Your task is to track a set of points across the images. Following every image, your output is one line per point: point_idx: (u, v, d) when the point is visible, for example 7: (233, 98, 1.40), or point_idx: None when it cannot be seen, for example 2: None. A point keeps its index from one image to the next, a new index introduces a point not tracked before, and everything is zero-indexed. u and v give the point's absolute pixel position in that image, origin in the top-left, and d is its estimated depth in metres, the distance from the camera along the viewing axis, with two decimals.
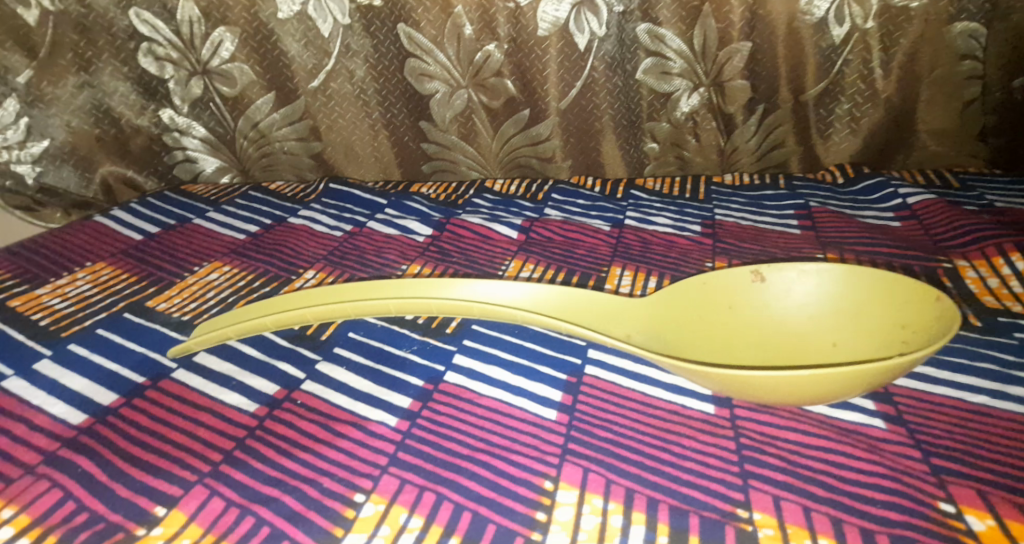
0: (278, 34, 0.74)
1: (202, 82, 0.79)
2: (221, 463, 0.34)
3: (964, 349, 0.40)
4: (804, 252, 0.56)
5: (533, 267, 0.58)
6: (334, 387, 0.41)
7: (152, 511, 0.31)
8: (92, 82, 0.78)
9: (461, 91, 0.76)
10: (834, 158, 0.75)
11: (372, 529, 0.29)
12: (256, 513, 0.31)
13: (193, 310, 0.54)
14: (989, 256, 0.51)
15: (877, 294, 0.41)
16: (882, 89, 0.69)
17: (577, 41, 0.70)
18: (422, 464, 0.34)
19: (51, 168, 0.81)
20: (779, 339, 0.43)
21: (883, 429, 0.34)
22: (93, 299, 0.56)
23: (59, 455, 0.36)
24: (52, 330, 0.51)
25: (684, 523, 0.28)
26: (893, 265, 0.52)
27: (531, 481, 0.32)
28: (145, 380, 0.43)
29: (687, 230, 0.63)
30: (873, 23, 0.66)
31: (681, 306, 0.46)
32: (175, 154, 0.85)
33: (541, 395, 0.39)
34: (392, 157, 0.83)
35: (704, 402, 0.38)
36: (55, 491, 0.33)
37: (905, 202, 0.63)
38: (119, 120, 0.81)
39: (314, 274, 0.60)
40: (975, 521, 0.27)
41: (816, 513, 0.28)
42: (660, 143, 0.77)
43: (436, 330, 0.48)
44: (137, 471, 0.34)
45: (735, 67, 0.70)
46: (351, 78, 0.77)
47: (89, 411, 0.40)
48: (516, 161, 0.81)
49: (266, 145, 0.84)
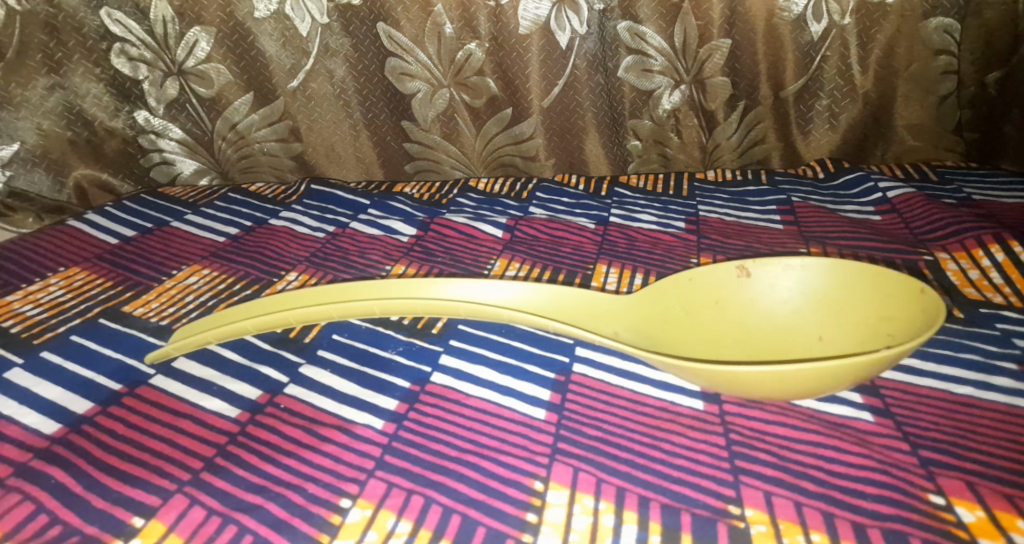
0: (255, 34, 0.73)
1: (178, 83, 0.77)
2: (202, 471, 0.34)
3: (946, 341, 0.41)
4: (787, 246, 0.57)
5: (518, 266, 0.57)
6: (319, 391, 0.40)
7: (130, 523, 0.30)
8: (62, 83, 0.75)
9: (443, 90, 0.75)
10: (814, 154, 0.76)
11: (359, 535, 0.29)
12: (239, 522, 0.30)
13: (171, 315, 0.52)
14: (969, 248, 0.52)
15: (860, 286, 0.42)
16: (860, 84, 0.70)
17: (559, 39, 0.70)
18: (409, 467, 0.33)
19: (21, 172, 0.77)
20: (766, 334, 0.43)
21: (870, 421, 0.34)
22: (66, 305, 0.54)
23: (31, 466, 0.35)
24: (24, 338, 0.49)
25: (675, 521, 0.28)
26: (876, 258, 0.53)
27: (522, 482, 0.31)
28: (122, 387, 0.42)
29: (671, 226, 0.63)
30: (850, 19, 0.67)
31: (668, 303, 0.46)
32: (152, 157, 0.83)
33: (530, 395, 0.39)
34: (374, 157, 0.82)
35: (693, 398, 0.38)
36: (27, 505, 0.32)
37: (884, 196, 0.64)
38: (91, 122, 0.78)
39: (297, 276, 0.59)
40: (965, 512, 0.27)
41: (808, 508, 0.28)
42: (642, 141, 0.77)
43: (421, 330, 0.47)
44: (114, 482, 0.33)
45: (715, 64, 0.71)
46: (331, 78, 0.76)
47: (64, 421, 0.39)
48: (499, 160, 0.81)
49: (245, 146, 0.82)
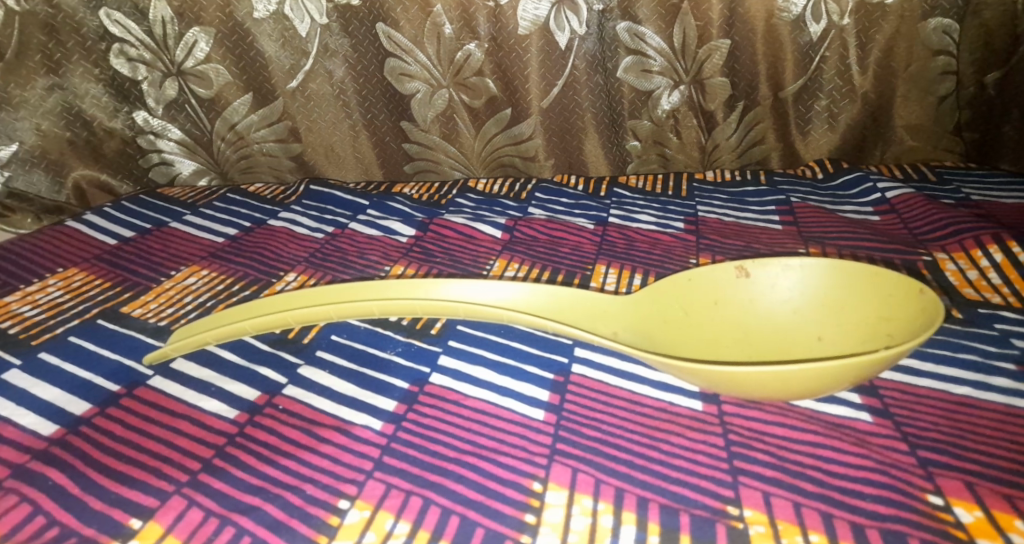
0: (254, 34, 0.73)
1: (178, 83, 0.77)
2: (201, 472, 0.33)
3: (945, 341, 0.41)
4: (786, 247, 0.57)
5: (517, 266, 0.57)
6: (318, 392, 0.40)
7: (128, 524, 0.30)
8: (61, 84, 0.75)
9: (442, 90, 0.75)
10: (813, 154, 0.76)
11: (357, 536, 0.29)
12: (237, 523, 0.30)
13: (170, 316, 0.52)
14: (968, 248, 0.52)
15: (858, 287, 0.42)
16: (859, 85, 0.70)
17: (558, 39, 0.70)
18: (408, 468, 0.33)
19: (20, 172, 0.77)
20: (764, 334, 0.43)
21: (869, 422, 0.34)
22: (65, 306, 0.54)
23: (28, 467, 0.35)
24: (22, 339, 0.49)
25: (674, 522, 0.28)
26: (875, 259, 0.53)
27: (520, 482, 0.31)
28: (120, 388, 0.42)
29: (670, 226, 0.63)
30: (849, 20, 0.67)
31: (666, 304, 0.46)
32: (151, 158, 0.83)
33: (529, 395, 0.39)
34: (373, 158, 0.82)
35: (692, 399, 0.38)
36: (25, 506, 0.32)
37: (883, 197, 0.64)
38: (90, 123, 0.78)
39: (296, 276, 0.59)
40: (964, 513, 0.27)
41: (806, 509, 0.28)
42: (642, 141, 0.77)
43: (420, 331, 0.47)
44: (112, 483, 0.33)
45: (715, 64, 0.71)
46: (330, 79, 0.76)
47: (62, 422, 0.39)
48: (499, 161, 0.81)
49: (245, 146, 0.82)
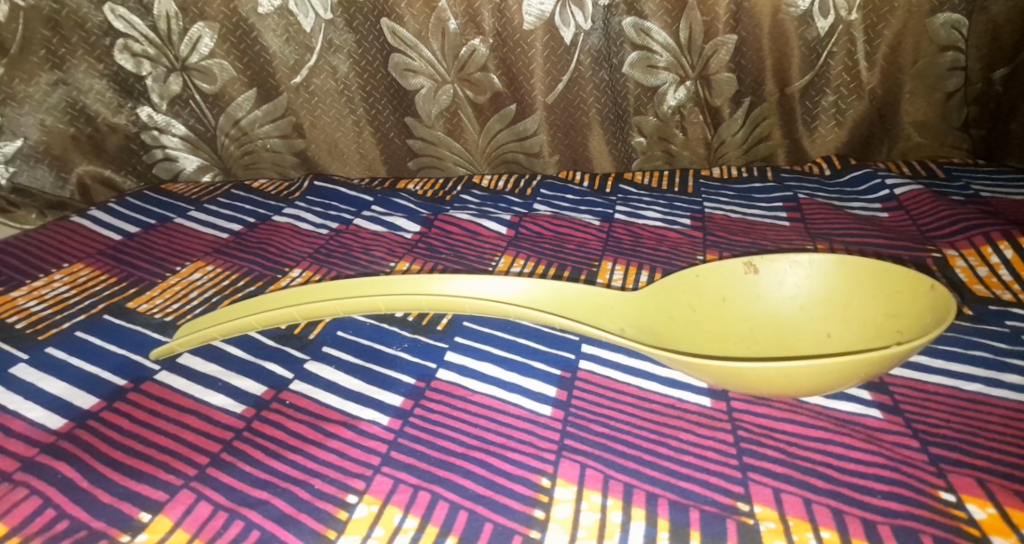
0: (258, 29, 0.73)
1: (181, 79, 0.77)
2: (208, 466, 0.33)
3: (955, 338, 0.41)
4: (793, 244, 0.56)
5: (523, 262, 0.57)
6: (324, 387, 0.40)
7: (138, 517, 0.30)
8: (66, 79, 0.75)
9: (447, 86, 0.75)
10: (820, 151, 0.76)
11: (366, 530, 0.28)
12: (246, 516, 0.30)
13: (175, 311, 0.52)
14: (977, 245, 0.51)
15: (866, 284, 0.42)
16: (866, 81, 0.70)
17: (563, 34, 0.70)
18: (416, 464, 0.33)
19: (25, 168, 0.78)
20: (771, 331, 0.43)
21: (880, 419, 0.34)
22: (71, 300, 0.54)
23: (37, 461, 0.35)
24: (28, 333, 0.49)
25: (684, 518, 0.28)
26: (883, 256, 0.53)
27: (528, 478, 0.31)
28: (127, 383, 0.42)
29: (676, 223, 0.63)
30: (857, 15, 0.66)
31: (674, 300, 0.46)
32: (154, 154, 0.83)
33: (536, 392, 0.39)
34: (377, 154, 0.82)
35: (700, 395, 0.38)
36: (35, 499, 0.32)
37: (891, 193, 0.64)
38: (94, 119, 0.78)
39: (300, 272, 0.58)
40: (976, 509, 0.27)
41: (817, 505, 0.28)
42: (646, 137, 0.77)
43: (425, 327, 0.47)
44: (120, 477, 0.33)
45: (721, 60, 0.70)
46: (334, 74, 0.75)
47: (69, 416, 0.39)
48: (503, 156, 0.81)
49: (248, 142, 0.82)
